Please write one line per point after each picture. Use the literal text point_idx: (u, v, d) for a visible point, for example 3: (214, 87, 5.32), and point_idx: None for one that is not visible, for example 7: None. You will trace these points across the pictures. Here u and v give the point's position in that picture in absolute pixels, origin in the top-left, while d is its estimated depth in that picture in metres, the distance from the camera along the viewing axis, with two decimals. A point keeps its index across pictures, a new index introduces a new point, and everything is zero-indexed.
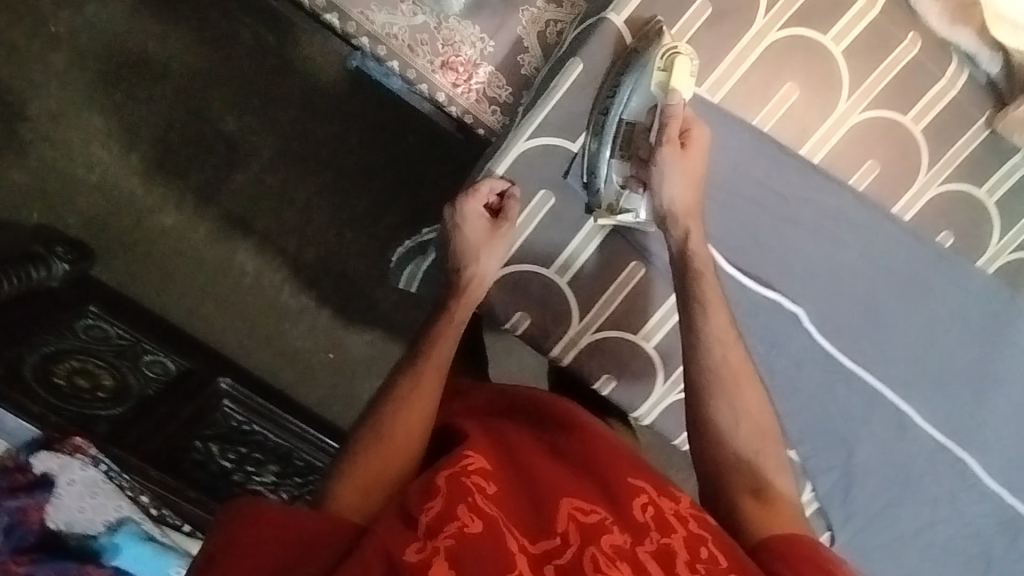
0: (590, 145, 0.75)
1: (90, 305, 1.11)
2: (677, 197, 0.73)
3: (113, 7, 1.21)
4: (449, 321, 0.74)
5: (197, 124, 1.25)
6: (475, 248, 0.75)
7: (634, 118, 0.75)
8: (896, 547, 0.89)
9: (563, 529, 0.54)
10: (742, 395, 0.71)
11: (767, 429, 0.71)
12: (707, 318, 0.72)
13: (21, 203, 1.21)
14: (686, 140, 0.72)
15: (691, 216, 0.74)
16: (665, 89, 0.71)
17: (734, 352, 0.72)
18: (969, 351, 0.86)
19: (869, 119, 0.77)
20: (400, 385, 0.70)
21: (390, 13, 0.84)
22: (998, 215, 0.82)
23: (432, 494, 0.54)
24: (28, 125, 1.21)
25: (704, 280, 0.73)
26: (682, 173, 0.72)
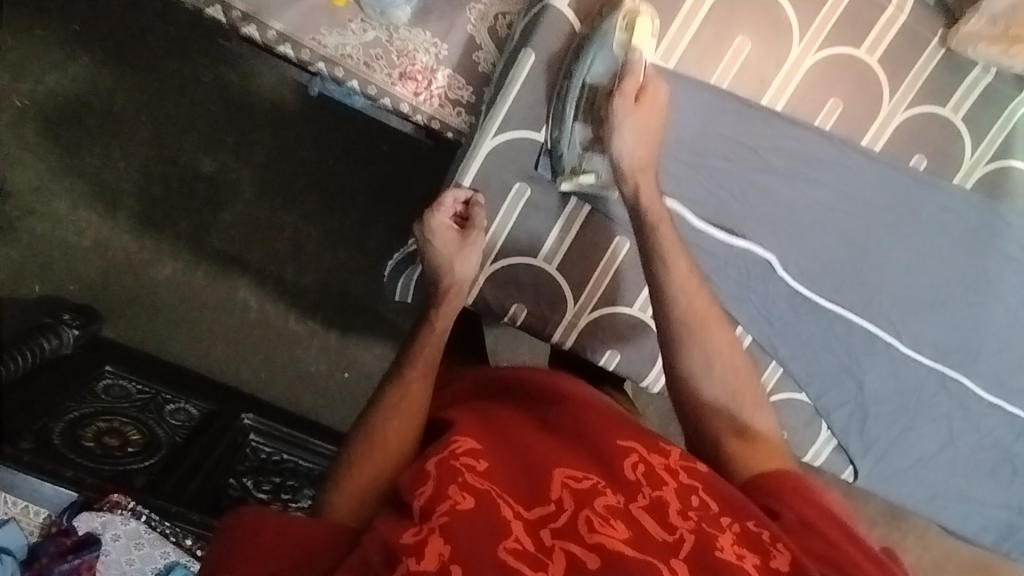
0: (553, 126, 0.76)
1: (107, 364, 1.16)
2: (628, 151, 0.72)
3: (72, 72, 1.22)
4: (430, 330, 0.75)
5: (176, 171, 1.27)
6: (450, 259, 0.75)
7: (597, 82, 0.75)
8: (917, 469, 0.93)
9: (556, 496, 0.56)
10: (711, 340, 0.72)
11: (740, 369, 0.73)
12: (669, 270, 0.72)
13: (20, 278, 1.25)
14: (642, 96, 0.72)
15: (642, 172, 0.73)
16: (626, 48, 0.72)
17: (699, 300, 0.73)
18: (959, 270, 0.86)
19: (824, 59, 0.77)
20: (389, 394, 0.70)
21: (341, 34, 0.85)
22: (967, 130, 0.82)
23: (424, 480, 0.56)
24: (11, 202, 1.24)
25: (661, 231, 0.73)
26: (636, 128, 0.72)
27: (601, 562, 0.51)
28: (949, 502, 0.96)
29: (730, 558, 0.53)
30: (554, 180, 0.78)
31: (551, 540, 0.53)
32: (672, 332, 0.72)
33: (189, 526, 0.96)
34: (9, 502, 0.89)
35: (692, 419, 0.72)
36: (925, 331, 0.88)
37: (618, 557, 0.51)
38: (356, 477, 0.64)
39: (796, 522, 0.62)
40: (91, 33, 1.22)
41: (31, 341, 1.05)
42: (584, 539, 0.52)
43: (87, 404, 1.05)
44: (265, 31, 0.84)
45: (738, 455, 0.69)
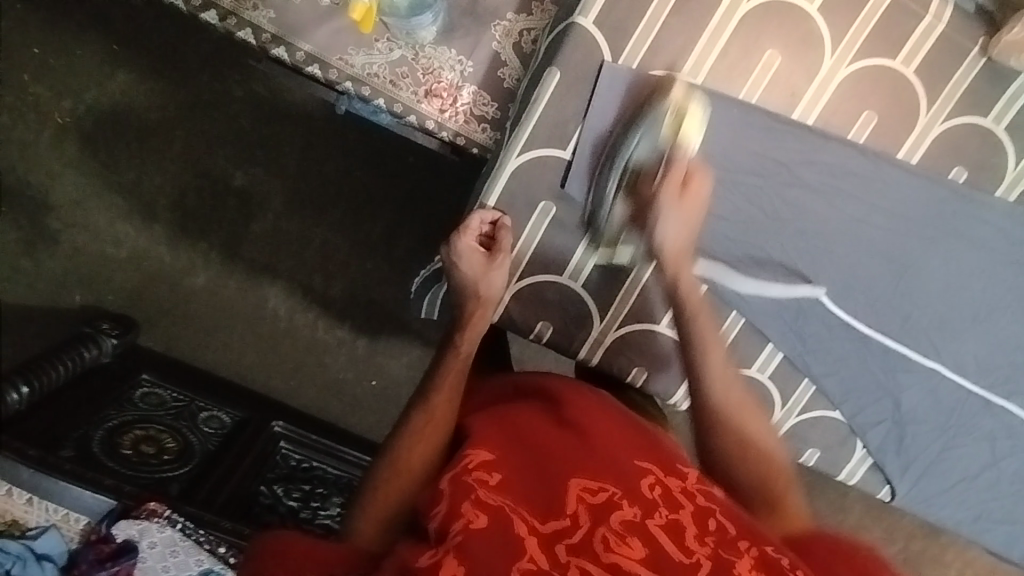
0: (594, 197, 0.77)
1: (144, 373, 1.20)
2: (669, 241, 0.72)
3: (110, 89, 1.26)
4: (455, 354, 0.74)
5: (209, 183, 1.30)
6: (475, 280, 0.74)
7: (641, 164, 0.74)
8: (957, 490, 0.90)
9: (572, 511, 0.56)
10: (745, 426, 0.69)
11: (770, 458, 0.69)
12: (706, 361, 0.70)
13: (62, 288, 1.30)
14: (686, 190, 0.72)
15: (681, 261, 0.73)
16: (673, 139, 0.72)
17: (735, 391, 0.70)
18: (1005, 286, 0.83)
19: (858, 71, 0.75)
20: (416, 416, 0.69)
21: (368, 53, 0.86)
22: (1010, 141, 0.78)
23: (439, 498, 0.58)
24: (54, 215, 1.29)
25: (699, 321, 0.72)
26: (681, 218, 0.72)
27: None
28: (992, 524, 0.92)
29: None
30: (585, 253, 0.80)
31: (565, 556, 0.53)
32: (704, 415, 0.70)
33: (222, 535, 0.98)
34: (50, 509, 0.92)
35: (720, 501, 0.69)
36: (966, 349, 0.85)
37: None
38: (381, 502, 0.65)
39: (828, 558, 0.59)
40: (128, 52, 1.25)
41: (69, 352, 1.12)
42: (599, 557, 0.53)
43: (127, 403, 1.11)
44: (293, 52, 0.86)
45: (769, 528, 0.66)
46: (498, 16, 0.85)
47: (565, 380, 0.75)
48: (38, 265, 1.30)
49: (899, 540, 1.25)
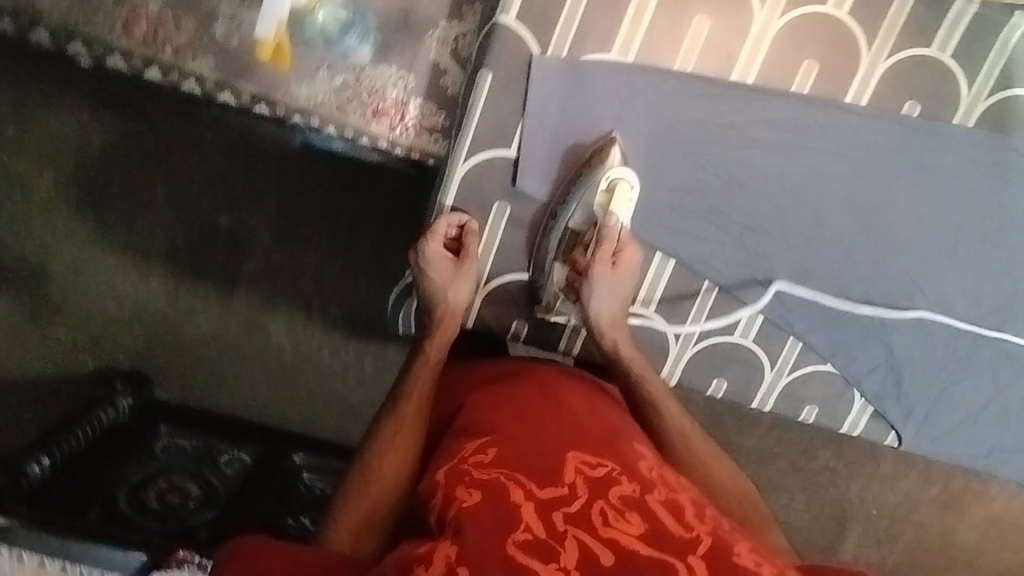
0: (536, 264, 0.80)
1: (161, 426, 1.23)
2: (606, 311, 0.77)
3: (88, 156, 1.29)
4: (424, 362, 0.75)
5: (196, 231, 1.32)
6: (443, 287, 0.76)
7: (578, 229, 0.78)
8: (967, 425, 0.89)
9: (570, 481, 0.56)
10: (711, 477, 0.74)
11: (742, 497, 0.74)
12: (661, 416, 0.75)
13: (75, 354, 1.35)
14: (618, 260, 0.76)
15: (616, 327, 0.78)
16: (604, 209, 0.76)
17: (695, 440, 0.75)
18: (980, 212, 0.81)
19: (790, 22, 0.74)
20: (389, 428, 0.71)
21: (311, 84, 0.87)
22: (959, 67, 0.77)
23: (435, 489, 0.57)
24: (55, 285, 1.33)
25: (648, 382, 0.77)
26: (611, 290, 0.76)
27: (614, 560, 0.50)
28: (1010, 454, 0.90)
29: (747, 564, 0.51)
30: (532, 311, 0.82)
31: (563, 525, 0.52)
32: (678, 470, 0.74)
33: None
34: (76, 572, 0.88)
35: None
36: (951, 282, 0.83)
37: (632, 553, 0.50)
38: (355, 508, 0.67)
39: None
40: (98, 116, 1.28)
41: (88, 417, 1.18)
42: (597, 530, 0.52)
43: (152, 458, 1.15)
44: (239, 94, 0.87)
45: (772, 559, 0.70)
46: (430, 26, 0.86)
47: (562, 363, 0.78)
48: (48, 334, 1.34)
49: (939, 485, 1.21)
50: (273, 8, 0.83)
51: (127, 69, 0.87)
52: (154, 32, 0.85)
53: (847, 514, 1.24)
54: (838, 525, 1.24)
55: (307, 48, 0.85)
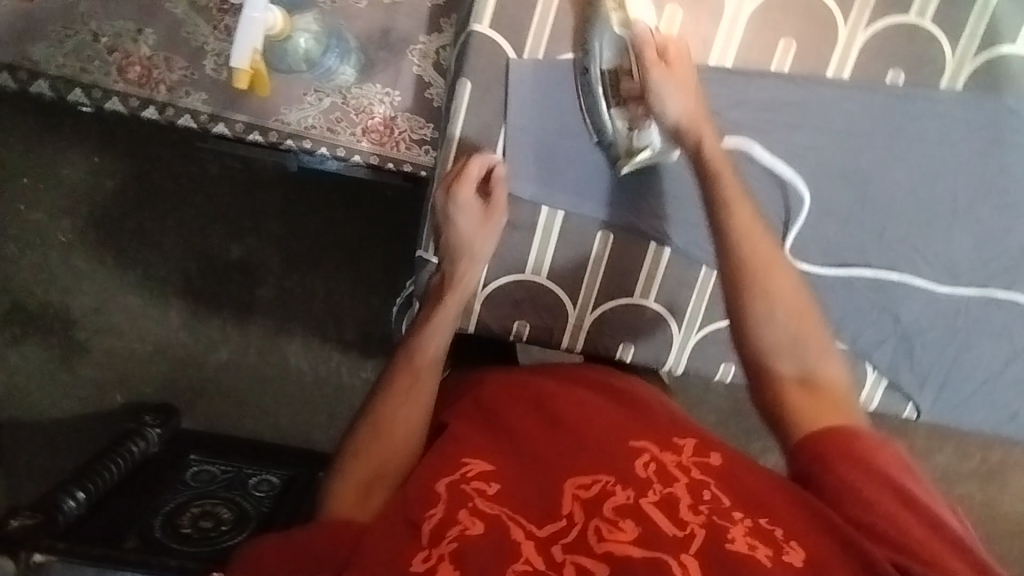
0: (590, 115, 0.76)
1: (192, 455, 1.26)
2: (680, 109, 0.71)
3: (100, 200, 1.32)
4: (439, 311, 0.75)
5: (209, 262, 1.35)
6: (470, 235, 0.75)
7: (615, 65, 0.74)
8: (987, 390, 0.87)
9: (568, 511, 0.58)
10: (773, 281, 0.68)
11: (802, 310, 0.69)
12: (730, 214, 0.69)
13: (106, 391, 1.39)
14: (668, 59, 0.71)
15: (699, 121, 0.71)
16: (626, 23, 0.73)
17: (761, 242, 0.69)
18: (977, 173, 0.80)
19: (763, 2, 0.74)
20: (402, 385, 0.71)
21: (300, 108, 0.88)
22: (940, 31, 0.76)
23: (434, 501, 0.58)
24: (80, 327, 1.37)
25: (725, 177, 0.70)
26: (676, 84, 0.71)
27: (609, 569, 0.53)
28: None
29: (741, 549, 0.54)
30: (612, 172, 0.78)
31: (562, 555, 0.54)
32: (734, 280, 0.69)
33: None
34: None
35: (755, 380, 0.69)
36: (954, 247, 0.82)
37: (627, 562, 0.53)
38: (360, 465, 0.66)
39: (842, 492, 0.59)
40: (111, 161, 1.32)
41: (119, 449, 1.21)
42: (594, 549, 0.54)
43: (182, 480, 1.18)
44: (231, 125, 0.89)
45: (803, 407, 0.65)
46: (411, 41, 0.88)
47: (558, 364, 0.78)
48: (78, 374, 1.38)
49: (975, 456, 1.18)
50: (246, 37, 0.81)
51: (125, 111, 0.89)
52: (146, 73, 0.87)
53: None
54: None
55: (287, 73, 0.87)
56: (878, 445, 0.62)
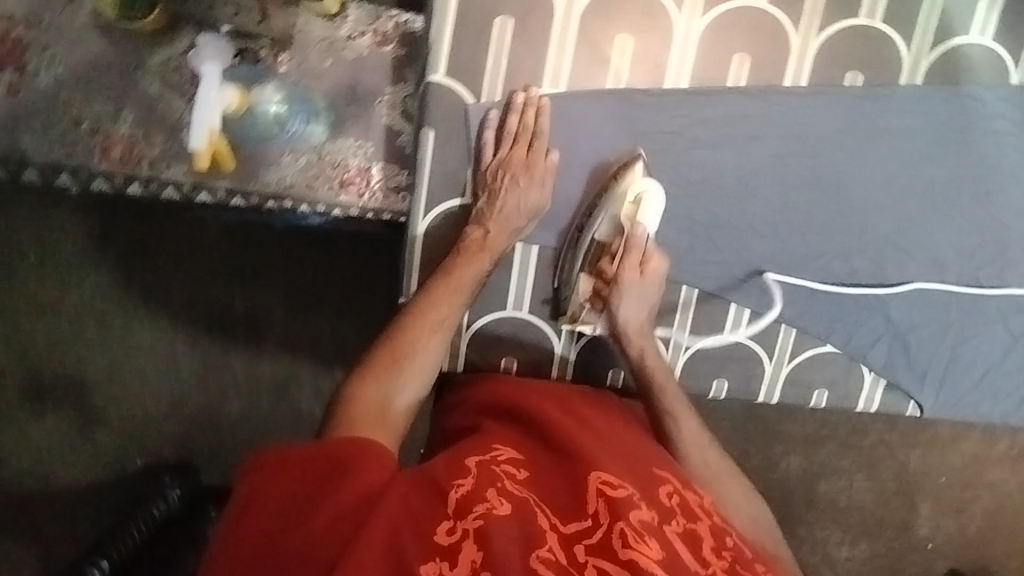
0: (559, 276, 0.80)
1: (215, 509, 1.20)
2: (631, 318, 0.77)
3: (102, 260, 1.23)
4: (476, 252, 0.74)
5: (215, 314, 1.25)
6: (518, 187, 0.75)
7: (604, 240, 0.78)
8: (990, 381, 0.85)
9: (593, 511, 0.58)
10: (725, 492, 0.74)
11: (756, 520, 0.75)
12: (681, 427, 0.75)
13: (123, 454, 1.27)
14: (645, 270, 0.76)
15: (641, 335, 0.77)
16: (631, 221, 0.76)
17: (712, 456, 0.75)
18: (950, 165, 0.80)
19: (712, 21, 0.75)
20: (441, 309, 0.71)
21: (278, 168, 0.90)
22: (892, 29, 0.77)
23: (464, 474, 0.60)
24: (96, 392, 1.26)
25: (668, 392, 0.77)
26: (641, 295, 0.76)
27: None
28: None
29: None
30: (555, 323, 0.82)
31: (584, 556, 0.54)
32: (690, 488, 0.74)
33: None
34: None
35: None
36: (938, 241, 0.81)
37: None
38: (388, 377, 0.67)
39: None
40: (111, 219, 1.23)
41: (140, 516, 1.16)
42: (618, 556, 0.54)
43: (208, 536, 1.16)
44: (213, 191, 0.90)
45: None
46: (377, 93, 0.90)
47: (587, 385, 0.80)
48: (95, 443, 1.27)
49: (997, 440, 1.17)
50: (202, 116, 0.86)
51: (111, 188, 0.93)
52: (127, 150, 0.89)
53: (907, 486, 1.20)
54: (906, 499, 1.21)
55: (257, 143, 0.89)
56: None
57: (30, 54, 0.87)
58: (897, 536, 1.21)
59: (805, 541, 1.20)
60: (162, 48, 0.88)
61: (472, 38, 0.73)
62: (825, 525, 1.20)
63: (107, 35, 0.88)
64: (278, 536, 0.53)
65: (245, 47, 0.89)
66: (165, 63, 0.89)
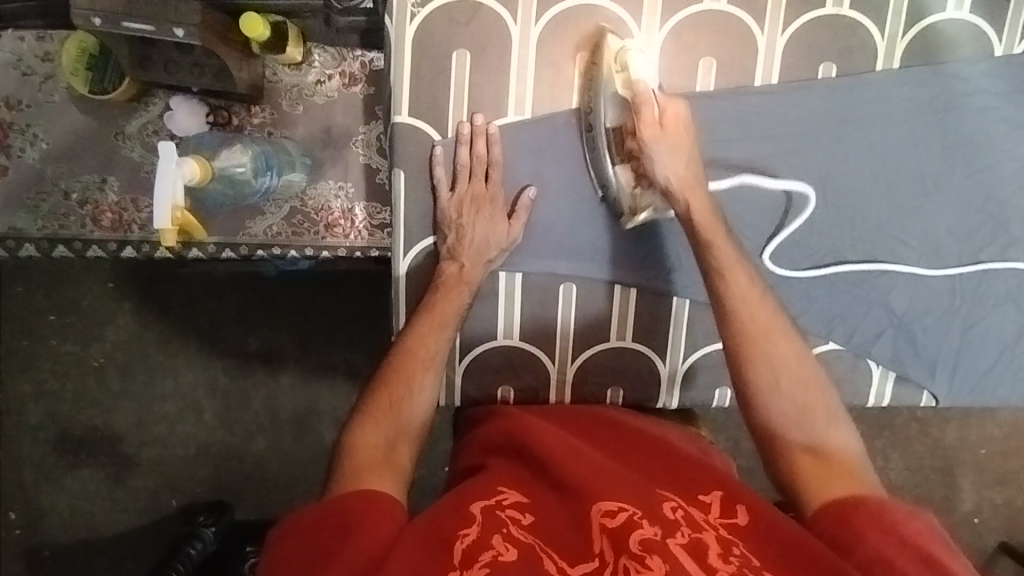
0: (594, 170, 0.76)
1: (251, 548, 1.09)
2: (670, 173, 0.70)
3: (113, 310, 1.21)
4: (455, 283, 0.73)
5: (231, 354, 1.21)
6: (482, 226, 0.74)
7: (619, 123, 0.73)
8: (1006, 361, 0.82)
9: (599, 548, 0.55)
10: (774, 355, 0.65)
11: (810, 382, 0.65)
12: (728, 283, 0.67)
13: (155, 500, 1.24)
14: (665, 122, 0.70)
15: (689, 188, 0.70)
16: (629, 84, 0.72)
17: (763, 311, 0.66)
18: (937, 147, 0.77)
19: (673, 30, 0.74)
20: (431, 344, 0.70)
21: (263, 217, 0.90)
22: (861, 15, 0.74)
23: (469, 521, 0.58)
24: (125, 441, 1.23)
25: (716, 245, 0.68)
26: (670, 148, 0.70)
27: None
28: None
29: None
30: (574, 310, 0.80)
31: None
32: (735, 346, 0.66)
33: None
34: None
35: (766, 449, 0.65)
36: (934, 225, 0.79)
37: None
38: (388, 420, 0.66)
39: (872, 558, 0.55)
40: (121, 266, 1.20)
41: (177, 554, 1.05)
42: None
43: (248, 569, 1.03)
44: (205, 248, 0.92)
45: (814, 478, 0.61)
46: (352, 134, 0.90)
47: (592, 409, 0.77)
48: (131, 489, 1.23)
49: None
50: (163, 194, 0.72)
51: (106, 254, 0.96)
52: (116, 217, 0.91)
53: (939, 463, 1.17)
54: (946, 475, 1.17)
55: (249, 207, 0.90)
56: (908, 514, 0.58)
57: (13, 134, 0.90)
58: (939, 513, 1.18)
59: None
60: (139, 114, 0.89)
61: (432, 75, 0.73)
62: None
63: (85, 108, 0.90)
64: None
65: (218, 106, 0.89)
66: (144, 128, 0.90)
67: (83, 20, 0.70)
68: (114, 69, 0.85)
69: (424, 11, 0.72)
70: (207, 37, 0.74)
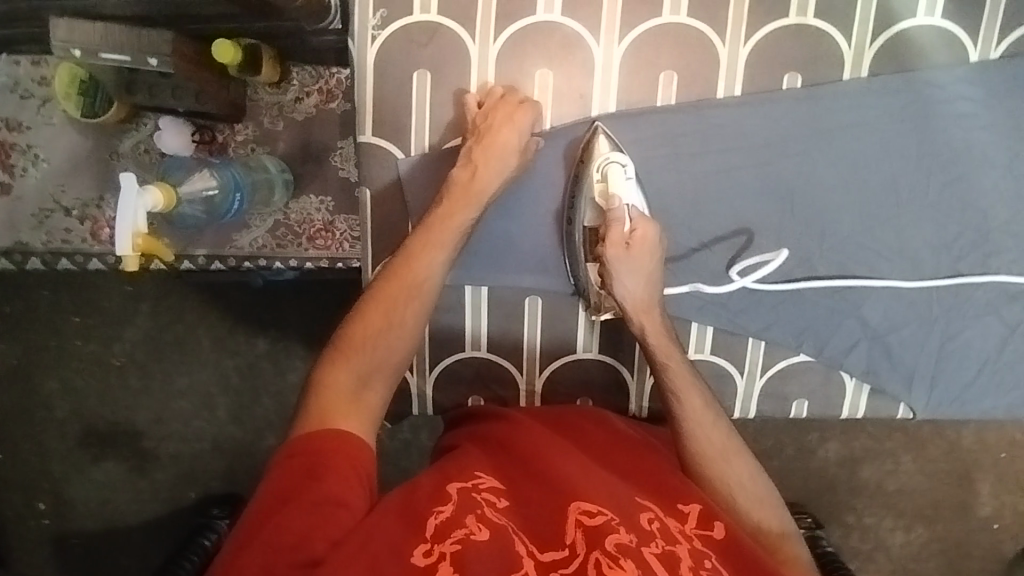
0: (569, 266, 0.78)
1: None
2: (628, 292, 0.70)
3: None
4: (441, 219, 0.69)
5: None
6: (475, 158, 0.70)
7: (594, 225, 0.76)
8: (989, 374, 0.80)
9: (570, 540, 0.54)
10: (728, 469, 0.65)
11: (765, 499, 0.64)
12: (682, 404, 0.67)
13: None
14: (631, 241, 0.70)
15: (645, 310, 0.70)
16: (605, 196, 0.74)
17: (716, 433, 0.66)
18: (911, 157, 0.75)
19: (632, 45, 0.74)
20: (419, 268, 0.66)
21: (248, 231, 0.94)
22: (826, 24, 0.73)
23: (444, 500, 0.56)
24: None
25: (672, 367, 0.68)
26: (633, 268, 0.70)
27: None
28: None
29: None
30: (539, 323, 0.81)
31: None
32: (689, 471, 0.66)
33: None
34: None
35: None
36: (909, 236, 0.77)
37: None
38: (361, 357, 0.63)
39: None
40: None
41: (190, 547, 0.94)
42: None
43: None
44: (194, 259, 0.97)
45: None
46: (330, 148, 0.93)
47: (580, 409, 0.75)
48: None
49: None
50: (124, 221, 0.75)
51: (106, 267, 1.02)
52: (113, 233, 0.97)
53: (950, 465, 1.13)
54: (961, 480, 1.13)
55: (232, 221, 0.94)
56: None
57: (16, 155, 0.95)
58: (955, 517, 1.14)
59: (854, 529, 1.15)
60: (130, 133, 0.94)
61: (394, 95, 0.75)
62: (873, 511, 1.14)
63: (80, 129, 0.94)
64: (259, 530, 0.53)
65: (203, 125, 0.93)
66: (135, 147, 0.94)
67: (64, 50, 0.76)
68: (103, 95, 0.89)
69: (384, 34, 0.73)
70: (182, 67, 0.80)
